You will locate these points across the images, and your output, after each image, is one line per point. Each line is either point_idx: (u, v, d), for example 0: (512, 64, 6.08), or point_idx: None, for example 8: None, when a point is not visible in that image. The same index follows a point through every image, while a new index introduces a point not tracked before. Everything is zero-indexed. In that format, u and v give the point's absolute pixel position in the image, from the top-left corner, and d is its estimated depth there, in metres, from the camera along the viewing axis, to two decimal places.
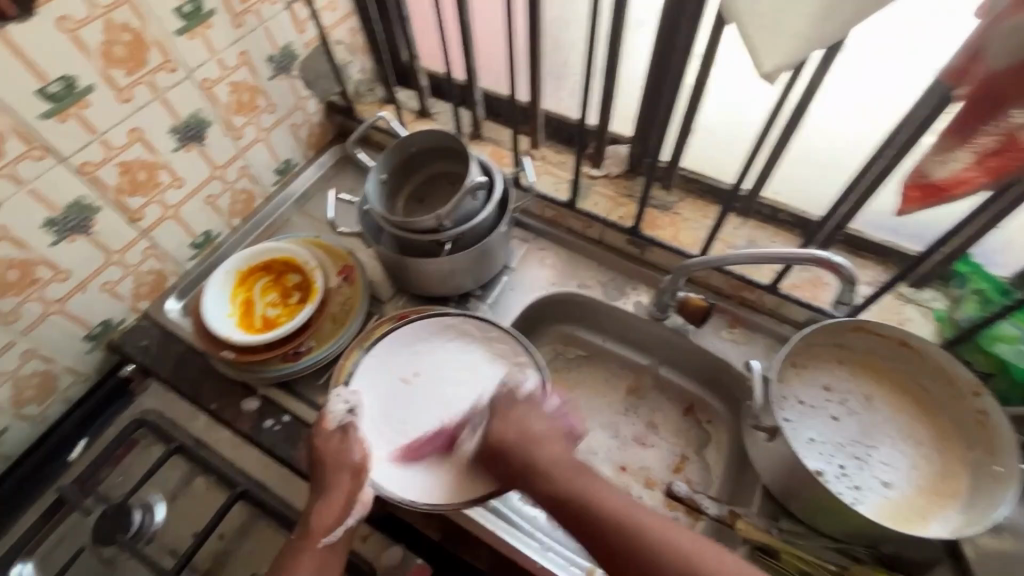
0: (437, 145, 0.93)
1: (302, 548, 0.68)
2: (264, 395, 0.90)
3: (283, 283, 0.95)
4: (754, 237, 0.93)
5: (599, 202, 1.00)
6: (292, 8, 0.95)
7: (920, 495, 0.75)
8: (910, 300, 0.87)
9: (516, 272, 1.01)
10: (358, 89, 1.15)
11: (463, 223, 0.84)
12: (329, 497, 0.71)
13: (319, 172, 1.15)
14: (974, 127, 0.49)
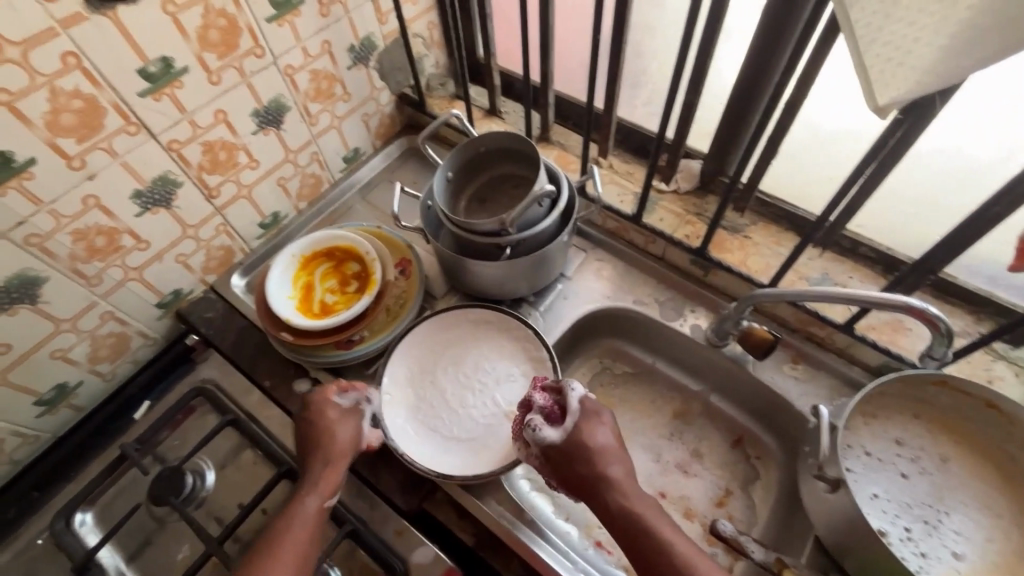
0: (505, 146, 0.92)
1: (305, 504, 0.71)
2: (315, 378, 0.92)
3: (343, 271, 0.97)
4: (827, 271, 0.85)
5: (665, 217, 0.96)
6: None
7: (995, 574, 0.67)
8: (1002, 357, 0.78)
9: (571, 281, 0.99)
10: (430, 83, 1.16)
11: (525, 230, 0.83)
12: (332, 464, 0.74)
13: (385, 162, 1.17)
14: None
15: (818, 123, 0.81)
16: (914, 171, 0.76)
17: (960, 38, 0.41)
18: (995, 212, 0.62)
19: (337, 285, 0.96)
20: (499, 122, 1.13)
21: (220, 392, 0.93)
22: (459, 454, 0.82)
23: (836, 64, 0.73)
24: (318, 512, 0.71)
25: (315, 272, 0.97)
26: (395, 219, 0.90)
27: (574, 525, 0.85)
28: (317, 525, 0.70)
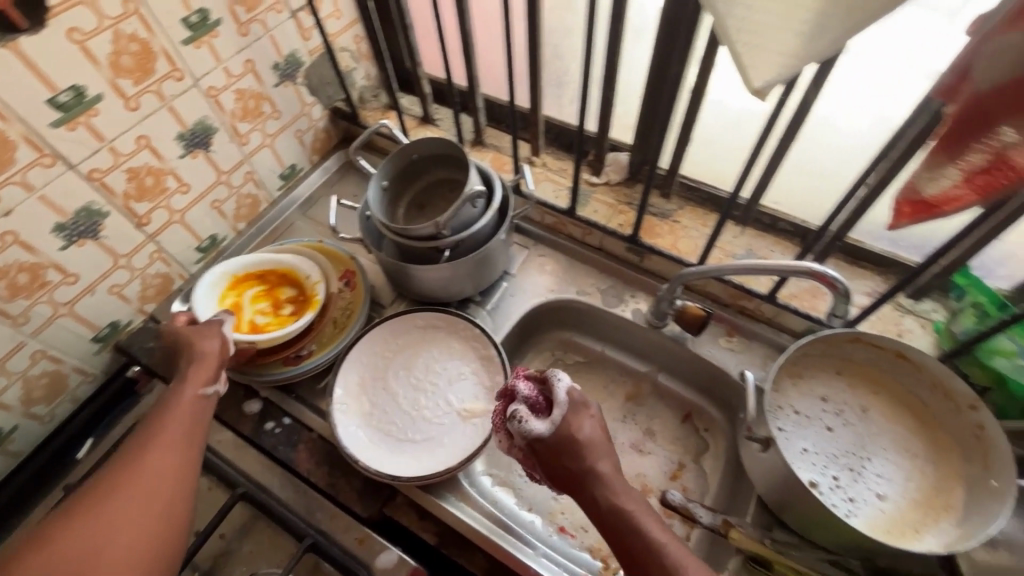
0: (439, 152, 0.94)
1: (180, 394, 0.71)
2: (265, 397, 0.92)
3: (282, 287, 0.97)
4: (753, 246, 0.92)
5: (598, 208, 1.00)
6: (297, 16, 0.96)
7: (913, 509, 0.73)
8: (909, 310, 0.85)
9: (515, 279, 1.02)
10: (363, 95, 1.17)
11: (461, 230, 0.84)
12: (201, 358, 0.74)
13: (324, 177, 1.17)
14: (963, 145, 0.48)
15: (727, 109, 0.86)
16: (820, 145, 0.82)
17: (810, 23, 0.45)
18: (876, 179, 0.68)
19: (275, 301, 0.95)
20: (434, 129, 1.15)
21: None
22: (416, 457, 0.83)
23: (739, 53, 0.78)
24: (195, 399, 0.71)
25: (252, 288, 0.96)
26: (335, 231, 0.92)
27: (537, 514, 0.86)
28: (197, 412, 0.70)
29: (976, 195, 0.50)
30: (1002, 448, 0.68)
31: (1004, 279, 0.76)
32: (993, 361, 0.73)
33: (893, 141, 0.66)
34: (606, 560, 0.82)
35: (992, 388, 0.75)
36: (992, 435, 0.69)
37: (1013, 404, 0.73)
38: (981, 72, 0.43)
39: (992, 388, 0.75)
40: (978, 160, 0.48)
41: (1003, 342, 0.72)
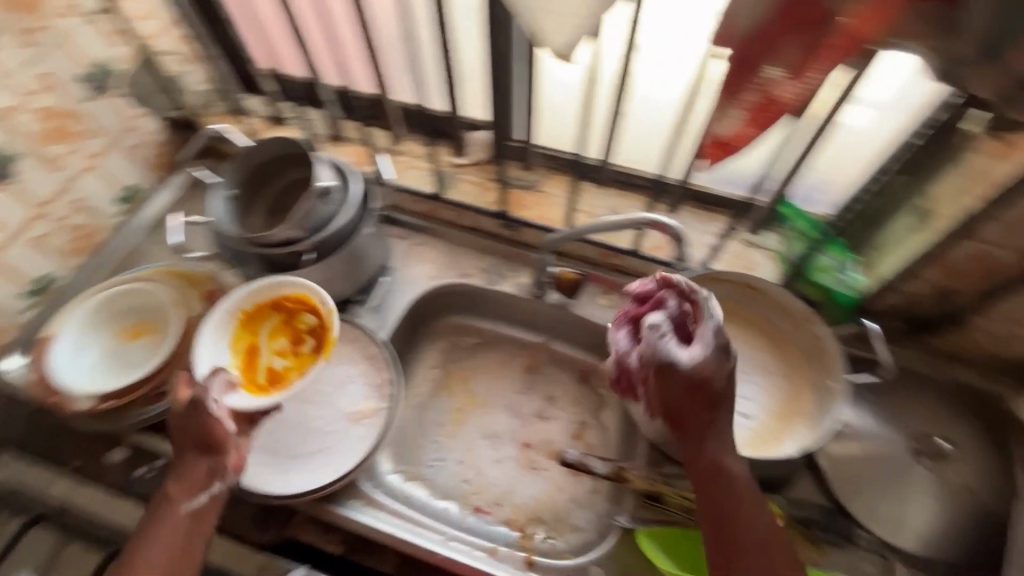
0: (286, 152, 0.88)
1: (170, 515, 0.65)
2: (132, 444, 0.85)
3: (145, 327, 0.89)
4: (616, 207, 0.95)
5: (467, 188, 1.02)
6: (95, 22, 0.88)
7: (771, 421, 0.81)
8: (757, 246, 0.93)
9: (396, 272, 0.99)
10: (203, 101, 1.08)
11: (318, 229, 0.81)
12: (182, 475, 0.66)
13: (175, 195, 1.06)
14: (740, 85, 0.56)
15: None
16: (645, 106, 0.83)
17: None
18: None
19: (134, 342, 0.88)
20: (287, 130, 1.11)
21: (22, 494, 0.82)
22: (306, 473, 0.79)
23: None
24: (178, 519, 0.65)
25: (106, 331, 0.88)
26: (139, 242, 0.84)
27: (450, 500, 0.88)
28: (185, 533, 0.65)
29: (758, 130, 0.60)
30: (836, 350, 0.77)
31: (820, 204, 0.86)
32: (819, 278, 0.84)
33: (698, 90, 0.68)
34: (523, 529, 0.85)
35: (822, 303, 0.86)
36: (827, 343, 0.79)
37: (845, 312, 0.84)
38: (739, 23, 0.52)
39: (822, 303, 0.86)
40: (752, 100, 0.57)
41: (823, 259, 0.84)
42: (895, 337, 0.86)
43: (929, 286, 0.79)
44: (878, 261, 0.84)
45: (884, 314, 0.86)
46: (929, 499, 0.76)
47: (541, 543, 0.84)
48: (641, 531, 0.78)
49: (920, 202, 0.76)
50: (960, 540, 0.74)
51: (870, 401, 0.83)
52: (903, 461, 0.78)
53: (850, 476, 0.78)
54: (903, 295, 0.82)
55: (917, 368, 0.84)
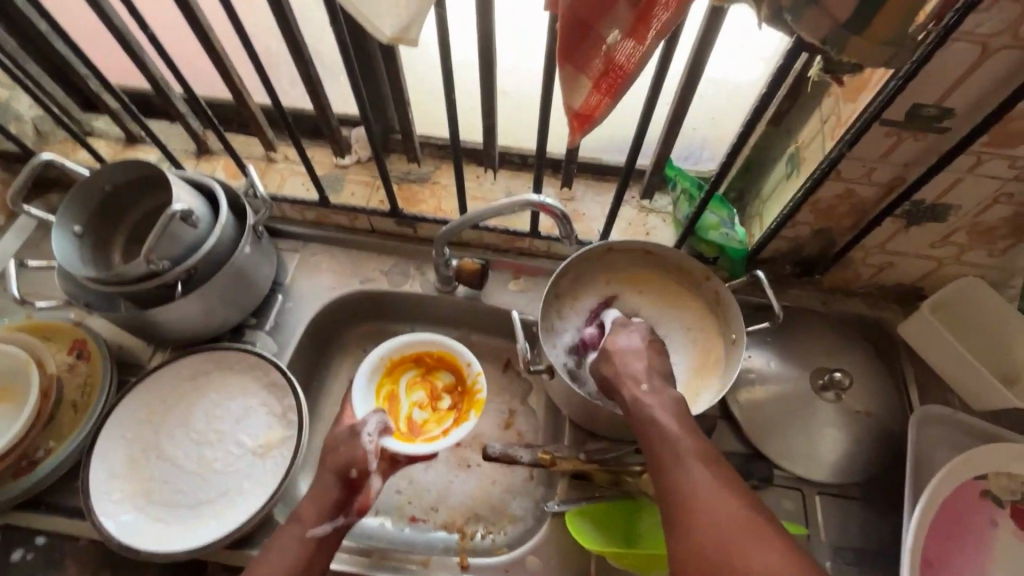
0: (136, 174, 0.73)
1: (285, 536, 0.59)
2: (3, 525, 0.67)
3: (1, 391, 0.71)
4: (511, 188, 0.87)
5: (355, 190, 0.88)
6: None
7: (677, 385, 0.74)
8: (651, 210, 0.86)
9: (290, 288, 0.86)
10: (38, 129, 0.89)
11: (188, 255, 0.70)
12: (316, 487, 0.62)
13: (20, 238, 0.87)
14: (580, 52, 0.44)
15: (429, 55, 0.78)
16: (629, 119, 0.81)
17: None
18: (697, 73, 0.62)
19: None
20: (146, 149, 0.90)
21: None
22: None
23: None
24: (301, 543, 0.59)
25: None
26: (21, 303, 0.68)
27: (385, 515, 0.80)
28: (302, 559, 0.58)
29: (610, 97, 0.47)
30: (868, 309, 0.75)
31: (706, 162, 0.83)
32: (709, 237, 0.79)
33: (681, 96, 0.66)
34: (462, 529, 0.79)
35: (718, 257, 0.81)
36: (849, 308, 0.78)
37: (736, 264, 0.81)
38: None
39: (718, 257, 0.82)
40: (597, 63, 0.45)
41: (709, 217, 0.79)
42: (885, 303, 0.84)
43: (808, 230, 0.75)
44: (765, 210, 0.77)
45: (785, 277, 0.84)
46: (836, 429, 0.76)
47: (481, 541, 0.78)
48: (570, 511, 0.71)
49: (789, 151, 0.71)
50: (870, 459, 0.75)
51: (811, 338, 0.81)
52: (806, 397, 0.77)
53: (759, 419, 0.77)
54: (838, 273, 0.81)
55: (815, 308, 0.84)
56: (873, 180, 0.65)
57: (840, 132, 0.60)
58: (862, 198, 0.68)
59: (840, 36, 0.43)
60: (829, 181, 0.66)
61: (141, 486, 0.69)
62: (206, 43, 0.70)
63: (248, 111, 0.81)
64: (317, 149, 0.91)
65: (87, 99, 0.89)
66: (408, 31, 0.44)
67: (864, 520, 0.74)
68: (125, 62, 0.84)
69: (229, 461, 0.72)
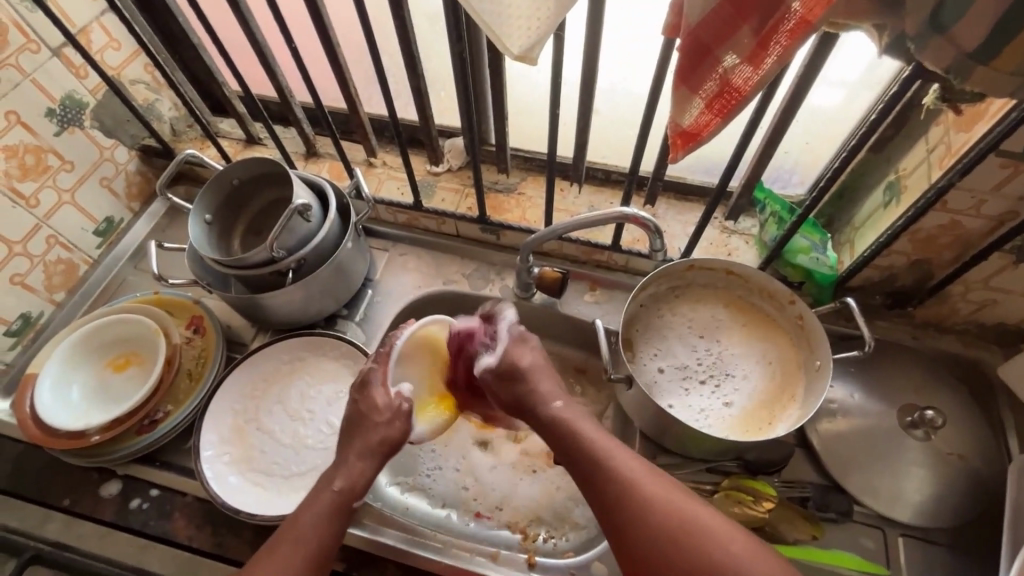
0: (261, 172, 0.81)
1: (324, 500, 0.61)
2: (125, 475, 0.75)
3: (133, 355, 0.80)
4: (593, 202, 0.90)
5: (445, 197, 0.94)
6: (62, 52, 0.80)
7: (758, 406, 0.74)
8: (735, 231, 0.86)
9: (379, 284, 0.92)
10: (175, 128, 1.01)
11: (301, 247, 0.76)
12: (359, 456, 0.64)
13: (151, 223, 0.98)
14: (695, 76, 0.47)
15: (531, 75, 0.83)
16: (718, 141, 0.83)
17: None
18: (797, 100, 0.63)
19: (121, 374, 0.79)
20: (263, 150, 1.00)
21: (71, 548, 0.71)
22: (426, 458, 0.87)
23: (628, 13, 0.71)
24: (343, 513, 0.61)
25: (94, 361, 0.79)
26: (158, 279, 0.77)
27: (451, 508, 0.83)
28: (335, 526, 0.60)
29: (720, 118, 0.49)
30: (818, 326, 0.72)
31: (795, 185, 0.83)
32: (797, 260, 0.79)
33: (780, 120, 0.67)
34: (525, 531, 0.80)
35: (804, 283, 0.81)
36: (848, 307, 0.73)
37: (823, 291, 0.79)
38: (689, 6, 0.42)
39: (804, 282, 0.81)
40: (710, 86, 0.47)
41: (800, 241, 0.79)
42: (982, 343, 0.80)
43: (903, 260, 0.73)
44: (858, 238, 0.75)
45: (873, 307, 0.82)
46: (923, 469, 0.72)
47: (543, 544, 0.79)
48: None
49: (891, 180, 0.69)
50: (961, 504, 0.71)
51: (901, 374, 0.78)
52: (892, 433, 0.74)
53: (840, 451, 0.74)
54: (933, 307, 0.78)
55: (904, 342, 0.81)
56: (982, 212, 0.63)
57: (950, 163, 0.59)
58: (968, 229, 0.66)
59: (966, 65, 0.43)
60: (933, 212, 0.64)
61: (244, 453, 0.76)
62: (335, 57, 0.78)
63: (359, 120, 0.89)
64: (414, 157, 0.97)
65: (219, 105, 1.00)
66: (531, 51, 0.48)
67: (950, 566, 0.70)
68: (256, 72, 0.94)
69: (320, 439, 0.77)
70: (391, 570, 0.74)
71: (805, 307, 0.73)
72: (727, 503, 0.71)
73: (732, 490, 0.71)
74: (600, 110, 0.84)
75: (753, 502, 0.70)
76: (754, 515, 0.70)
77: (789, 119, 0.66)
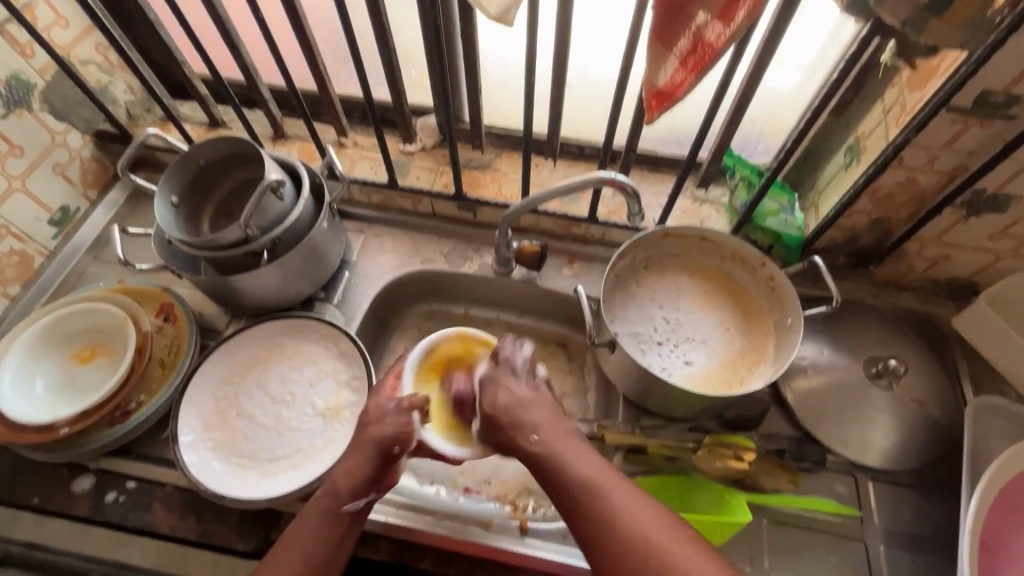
0: (230, 152, 0.79)
1: (317, 508, 0.60)
2: (97, 469, 0.72)
3: (99, 346, 0.77)
4: (568, 176, 0.91)
5: (420, 176, 0.93)
6: (4, 29, 0.76)
7: (728, 366, 0.78)
8: (706, 200, 0.89)
9: (356, 265, 0.91)
10: (131, 112, 0.96)
11: (275, 226, 0.74)
12: (351, 459, 0.62)
13: (112, 212, 0.94)
14: (669, 33, 0.48)
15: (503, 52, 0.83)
16: (687, 112, 0.85)
17: None
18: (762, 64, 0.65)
19: (87, 366, 0.75)
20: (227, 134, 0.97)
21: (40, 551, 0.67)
22: None
23: None
24: (335, 516, 0.59)
25: (56, 355, 0.76)
26: (124, 264, 0.74)
27: (441, 484, 0.83)
28: (325, 535, 0.59)
29: (693, 76, 0.50)
30: (785, 289, 0.76)
31: (763, 154, 0.86)
32: (766, 222, 0.81)
33: (746, 87, 0.69)
34: (515, 502, 0.81)
35: (773, 246, 0.83)
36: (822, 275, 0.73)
37: (791, 253, 0.83)
38: None
39: (773, 246, 0.83)
40: (683, 43, 0.49)
41: (768, 204, 0.82)
42: (937, 298, 0.85)
43: (865, 220, 0.76)
44: (822, 200, 0.79)
45: (837, 268, 0.86)
46: (888, 416, 0.77)
47: (533, 513, 0.80)
48: (627, 482, 0.73)
49: (852, 142, 0.73)
50: (923, 446, 0.76)
51: (864, 330, 0.82)
52: (860, 385, 0.78)
53: (812, 404, 0.78)
54: (892, 265, 0.82)
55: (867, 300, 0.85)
56: (936, 168, 0.66)
57: (906, 120, 0.62)
58: (924, 186, 0.69)
59: (923, 17, 0.45)
60: (892, 169, 0.67)
61: (225, 439, 0.74)
62: (303, 32, 0.76)
63: (329, 98, 0.87)
64: (386, 137, 0.96)
65: (179, 87, 0.96)
66: (506, 15, 0.48)
67: (916, 504, 0.75)
68: (218, 52, 0.91)
69: (302, 421, 0.76)
70: (384, 547, 0.73)
71: (776, 268, 0.77)
72: (710, 458, 0.73)
73: (714, 445, 0.74)
74: (575, 82, 0.84)
75: (733, 454, 0.73)
76: (734, 467, 0.72)
77: (754, 86, 0.68)
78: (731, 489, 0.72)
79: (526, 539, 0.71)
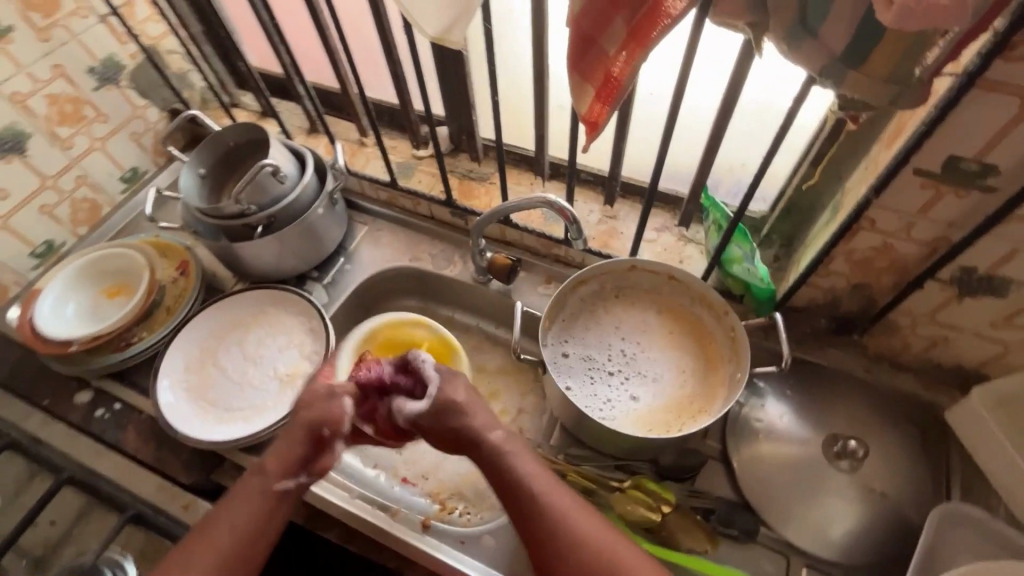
0: (253, 137, 0.90)
1: (252, 484, 0.62)
2: (97, 386, 0.85)
3: (124, 285, 0.91)
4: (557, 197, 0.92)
5: (422, 179, 0.99)
6: (107, 20, 0.93)
7: (671, 410, 0.74)
8: (692, 240, 0.86)
9: (352, 253, 0.99)
10: (204, 97, 1.13)
11: (272, 205, 0.84)
12: (286, 438, 0.64)
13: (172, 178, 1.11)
14: (585, 61, 0.49)
15: None
16: None
17: None
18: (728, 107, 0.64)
19: (112, 300, 0.90)
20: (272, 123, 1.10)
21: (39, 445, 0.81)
22: None
23: None
24: (265, 496, 0.61)
25: (91, 287, 0.91)
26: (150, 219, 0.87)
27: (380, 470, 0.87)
28: (262, 507, 0.61)
29: (608, 106, 0.51)
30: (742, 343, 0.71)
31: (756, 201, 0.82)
32: (732, 270, 0.78)
33: (716, 128, 0.67)
34: (443, 502, 0.83)
35: (744, 295, 0.79)
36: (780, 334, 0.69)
37: (762, 305, 0.78)
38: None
39: (744, 294, 0.79)
40: (599, 74, 0.49)
41: (734, 250, 0.77)
42: (939, 385, 0.75)
43: (844, 283, 0.70)
44: (804, 255, 0.74)
45: (820, 331, 0.79)
46: (840, 502, 0.69)
47: (456, 517, 0.82)
48: None
49: (836, 198, 0.68)
50: (875, 544, 0.68)
51: (838, 404, 0.76)
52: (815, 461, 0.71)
53: (756, 470, 0.73)
54: (882, 339, 0.74)
55: (854, 373, 0.77)
56: (914, 236, 0.60)
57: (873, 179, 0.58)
58: (904, 254, 0.63)
59: (838, 69, 0.43)
60: (864, 231, 0.62)
61: (197, 382, 0.84)
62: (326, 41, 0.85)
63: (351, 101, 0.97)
64: (401, 141, 1.04)
65: (242, 80, 1.12)
66: (446, 30, 0.50)
67: None
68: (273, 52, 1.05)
69: (264, 381, 0.84)
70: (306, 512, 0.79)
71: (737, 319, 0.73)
72: (625, 501, 0.70)
73: (633, 488, 0.71)
74: None
75: (651, 503, 0.70)
76: (648, 516, 0.69)
77: (724, 126, 0.67)
78: (637, 536, 0.69)
79: (425, 535, 0.73)
